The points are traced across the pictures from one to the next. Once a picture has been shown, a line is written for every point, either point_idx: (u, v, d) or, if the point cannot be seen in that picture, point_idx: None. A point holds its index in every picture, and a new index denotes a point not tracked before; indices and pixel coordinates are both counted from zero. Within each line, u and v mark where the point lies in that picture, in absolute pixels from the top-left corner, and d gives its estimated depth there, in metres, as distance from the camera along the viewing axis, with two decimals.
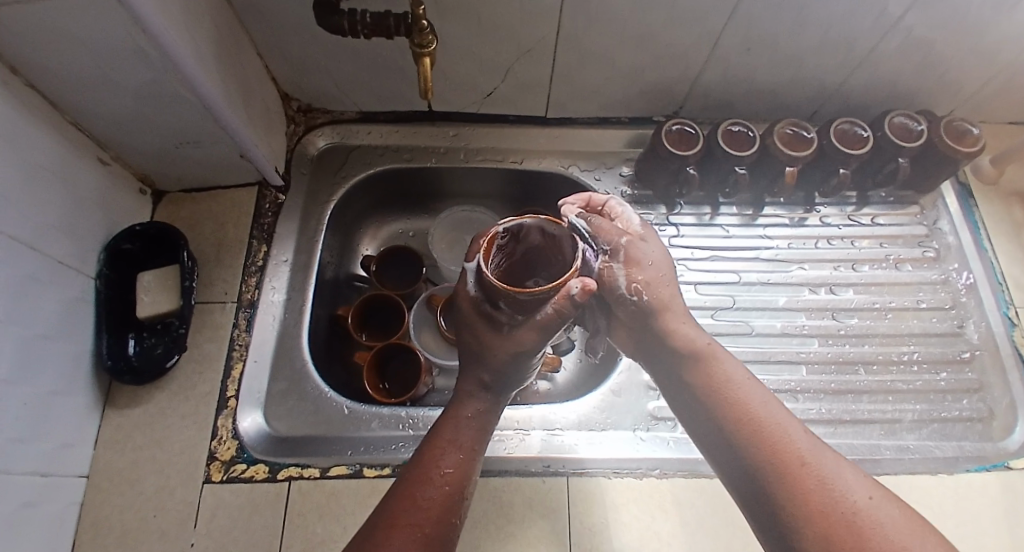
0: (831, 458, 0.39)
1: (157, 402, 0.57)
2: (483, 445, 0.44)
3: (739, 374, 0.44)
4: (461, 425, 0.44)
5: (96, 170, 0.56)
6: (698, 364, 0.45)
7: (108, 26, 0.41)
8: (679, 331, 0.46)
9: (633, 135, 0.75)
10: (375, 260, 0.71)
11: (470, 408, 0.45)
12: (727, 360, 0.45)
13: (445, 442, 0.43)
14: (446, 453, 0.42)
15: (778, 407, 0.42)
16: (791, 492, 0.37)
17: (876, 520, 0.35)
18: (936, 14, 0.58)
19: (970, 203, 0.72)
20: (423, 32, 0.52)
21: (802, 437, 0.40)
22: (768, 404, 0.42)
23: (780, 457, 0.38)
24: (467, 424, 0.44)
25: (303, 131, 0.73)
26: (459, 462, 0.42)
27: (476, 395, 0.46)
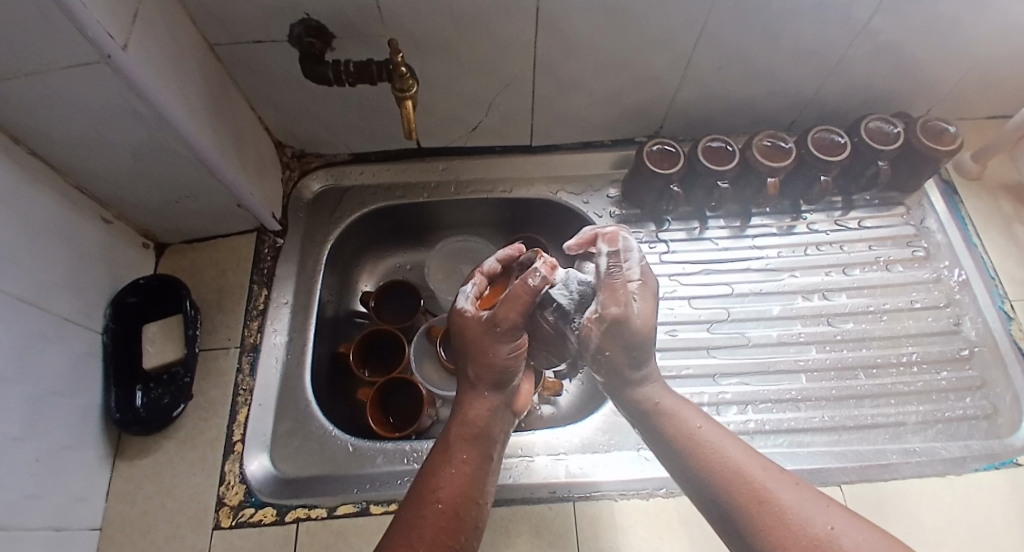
0: (792, 485, 0.40)
1: (166, 450, 0.58)
2: (479, 457, 0.45)
3: (698, 420, 0.46)
4: (454, 442, 0.45)
5: (99, 227, 0.59)
6: (657, 419, 0.47)
7: (105, 93, 0.44)
8: (639, 392, 0.49)
9: (617, 156, 0.77)
10: (374, 295, 0.73)
11: (462, 425, 0.46)
12: (684, 408, 0.47)
13: (436, 464, 0.44)
14: (444, 473, 0.43)
15: (737, 444, 0.43)
16: (752, 530, 0.38)
17: (831, 544, 0.35)
18: (900, 21, 0.60)
19: (956, 201, 0.73)
20: (403, 77, 0.54)
21: (758, 470, 0.41)
22: (724, 444, 0.43)
23: (736, 498, 0.40)
24: (460, 439, 0.45)
25: (298, 176, 0.75)
26: (455, 479, 0.42)
27: (467, 411, 0.47)
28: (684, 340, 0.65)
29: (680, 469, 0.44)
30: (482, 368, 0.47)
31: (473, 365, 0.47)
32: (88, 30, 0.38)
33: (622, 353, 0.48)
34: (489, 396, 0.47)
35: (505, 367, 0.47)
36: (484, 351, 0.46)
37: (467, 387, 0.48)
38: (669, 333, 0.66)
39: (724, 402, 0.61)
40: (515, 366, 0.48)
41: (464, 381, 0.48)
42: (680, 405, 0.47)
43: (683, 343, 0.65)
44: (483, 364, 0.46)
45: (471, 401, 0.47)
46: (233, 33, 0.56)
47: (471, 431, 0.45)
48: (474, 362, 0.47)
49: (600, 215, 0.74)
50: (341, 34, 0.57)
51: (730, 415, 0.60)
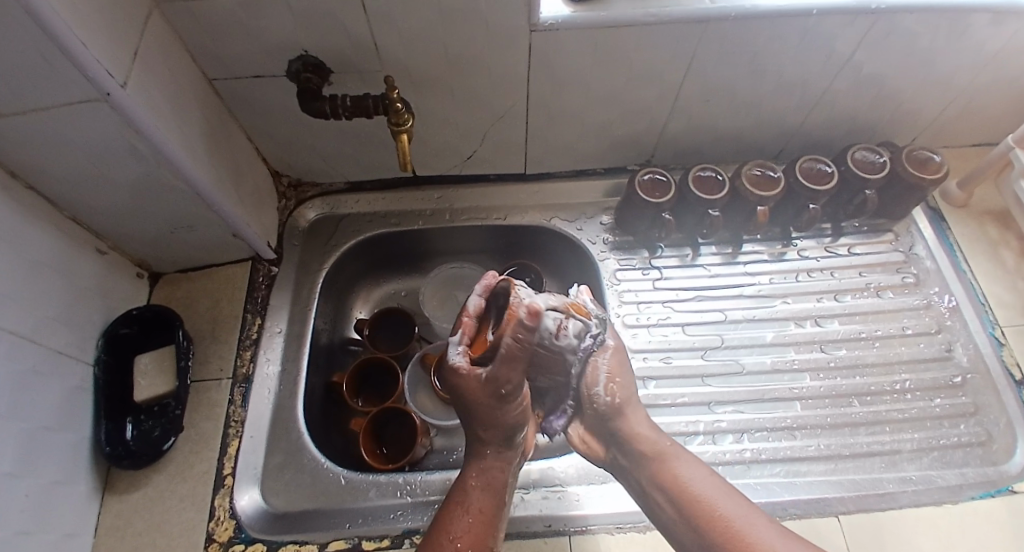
0: (795, 544, 0.40)
1: (155, 484, 0.57)
2: (493, 507, 0.45)
3: (694, 470, 0.46)
4: (469, 494, 0.45)
5: (93, 259, 0.59)
6: (654, 469, 0.47)
7: (106, 130, 0.45)
8: (642, 441, 0.48)
9: (610, 185, 0.78)
10: (367, 323, 0.72)
11: (477, 476, 0.46)
12: (679, 458, 0.47)
13: (451, 513, 0.44)
14: (458, 523, 0.43)
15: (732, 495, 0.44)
16: None
17: None
18: (882, 56, 0.62)
19: (943, 227, 0.74)
20: (399, 112, 0.56)
21: (762, 527, 0.41)
22: (720, 496, 0.44)
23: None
24: (475, 490, 0.45)
25: (293, 205, 0.76)
26: (472, 532, 0.43)
27: (482, 462, 0.47)
28: (678, 367, 0.65)
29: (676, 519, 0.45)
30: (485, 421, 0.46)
31: (479, 419, 0.46)
32: (88, 69, 0.39)
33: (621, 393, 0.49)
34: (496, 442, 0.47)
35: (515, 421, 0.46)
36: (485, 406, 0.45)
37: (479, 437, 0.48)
38: (663, 361, 0.66)
39: (720, 430, 0.61)
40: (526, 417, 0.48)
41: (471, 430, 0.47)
42: (672, 452, 0.48)
43: (678, 371, 0.65)
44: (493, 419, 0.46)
45: (485, 452, 0.47)
46: (232, 69, 0.57)
47: (486, 483, 0.46)
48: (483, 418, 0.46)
49: (593, 242, 0.75)
50: (338, 69, 0.58)
51: (726, 444, 0.60)
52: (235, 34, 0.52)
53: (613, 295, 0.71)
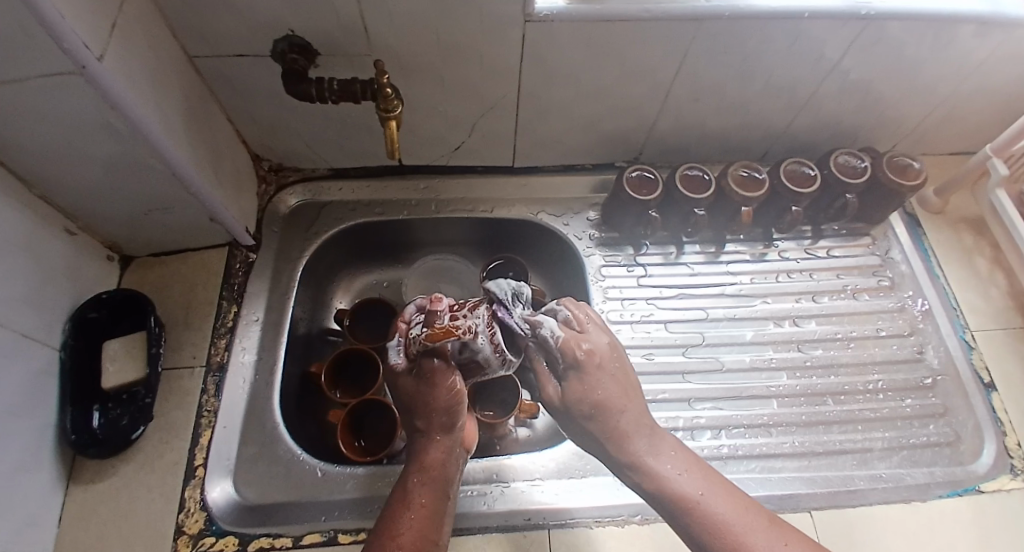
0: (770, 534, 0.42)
1: (123, 474, 0.55)
2: (437, 497, 0.45)
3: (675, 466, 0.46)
4: (413, 487, 0.45)
5: (61, 239, 0.56)
6: (640, 471, 0.46)
7: (80, 104, 0.43)
8: (629, 432, 0.46)
9: (597, 180, 0.78)
10: (349, 314, 0.70)
11: (420, 471, 0.46)
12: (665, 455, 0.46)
13: (394, 512, 0.44)
14: (404, 520, 0.43)
15: (725, 494, 0.44)
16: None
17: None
18: (869, 62, 0.63)
19: (919, 232, 0.76)
20: (388, 97, 0.54)
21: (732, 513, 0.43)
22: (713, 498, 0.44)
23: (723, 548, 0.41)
24: (420, 484, 0.45)
25: (274, 190, 0.74)
26: (412, 526, 0.43)
27: (423, 457, 0.47)
28: (660, 364, 0.66)
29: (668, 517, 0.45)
30: (429, 413, 0.47)
31: (423, 414, 0.47)
32: (64, 41, 0.37)
33: (600, 393, 0.46)
34: (444, 435, 0.48)
35: (446, 407, 0.47)
36: (426, 399, 0.47)
37: (419, 435, 0.49)
38: (645, 357, 0.66)
39: (698, 426, 0.61)
40: (462, 409, 0.48)
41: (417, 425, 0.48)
42: (661, 465, 0.45)
43: (659, 367, 0.65)
44: (428, 409, 0.47)
45: (425, 447, 0.48)
46: (214, 46, 0.55)
47: (431, 477, 0.46)
48: (416, 410, 0.48)
49: (579, 237, 0.74)
50: (325, 52, 0.57)
51: (704, 440, 0.60)
52: (218, 10, 0.50)
53: (597, 290, 0.71)
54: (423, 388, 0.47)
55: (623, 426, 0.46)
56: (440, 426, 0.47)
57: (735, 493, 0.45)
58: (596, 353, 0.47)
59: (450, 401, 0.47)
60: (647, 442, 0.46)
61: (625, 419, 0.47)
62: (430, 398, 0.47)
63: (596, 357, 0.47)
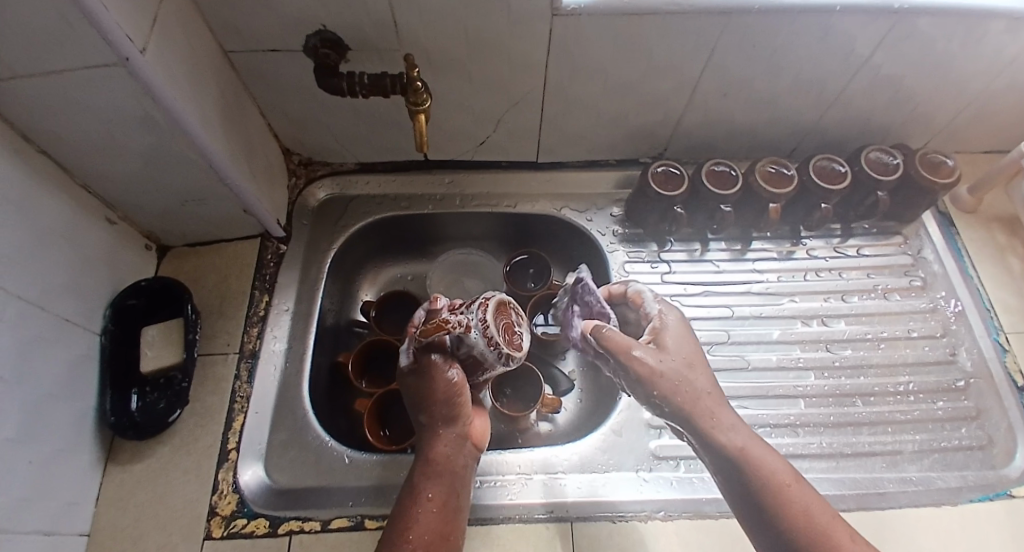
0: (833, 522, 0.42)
1: (159, 456, 0.57)
2: (445, 491, 0.46)
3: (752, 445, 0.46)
4: (422, 481, 0.46)
5: (102, 228, 0.58)
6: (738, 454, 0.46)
7: (122, 95, 0.44)
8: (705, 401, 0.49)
9: (622, 176, 0.78)
10: (375, 306, 0.72)
11: (426, 465, 0.47)
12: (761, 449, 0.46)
13: (404, 506, 0.45)
14: (418, 516, 0.44)
15: (810, 489, 0.44)
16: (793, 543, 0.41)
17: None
18: (903, 57, 0.62)
19: (953, 232, 0.75)
20: (418, 91, 0.55)
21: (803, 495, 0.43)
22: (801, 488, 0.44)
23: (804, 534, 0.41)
24: (426, 478, 0.46)
25: (303, 184, 0.75)
26: (424, 519, 0.44)
27: (428, 451, 0.48)
28: None
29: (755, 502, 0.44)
30: (431, 407, 0.49)
31: (426, 409, 0.49)
32: (108, 33, 0.38)
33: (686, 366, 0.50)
34: (447, 429, 0.49)
35: (446, 401, 0.48)
36: (427, 393, 0.48)
37: (424, 431, 0.50)
38: None
39: None
40: (463, 402, 0.49)
41: (422, 422, 0.50)
42: (755, 449, 0.46)
43: None
44: (430, 403, 0.48)
45: (430, 442, 0.49)
46: (250, 42, 0.56)
47: (437, 470, 0.47)
48: (417, 404, 0.49)
49: (603, 234, 0.75)
50: (356, 46, 0.58)
51: None
52: (255, 6, 0.52)
53: None
54: (423, 382, 0.49)
55: (713, 407, 0.48)
56: (443, 419, 0.49)
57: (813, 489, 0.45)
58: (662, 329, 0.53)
59: (450, 395, 0.48)
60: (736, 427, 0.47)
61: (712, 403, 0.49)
62: (430, 391, 0.48)
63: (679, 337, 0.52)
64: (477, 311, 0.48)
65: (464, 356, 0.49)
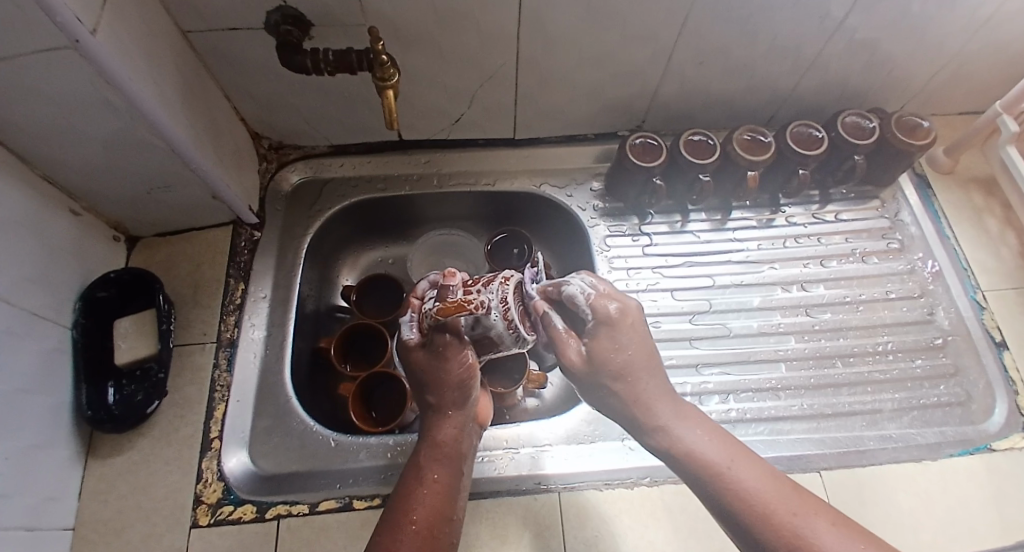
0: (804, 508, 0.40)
1: (140, 448, 0.56)
2: (450, 474, 0.45)
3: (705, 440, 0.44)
4: (426, 464, 0.46)
5: (67, 220, 0.56)
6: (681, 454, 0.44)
7: (74, 79, 0.42)
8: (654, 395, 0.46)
9: (600, 150, 0.77)
10: (355, 290, 0.71)
11: (433, 448, 0.46)
12: (694, 435, 0.45)
13: (409, 489, 0.44)
14: (420, 499, 0.43)
15: (755, 469, 0.42)
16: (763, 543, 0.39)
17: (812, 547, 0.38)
18: (877, 18, 0.61)
19: (929, 194, 0.75)
20: (384, 66, 0.53)
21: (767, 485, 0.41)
22: (751, 477, 0.42)
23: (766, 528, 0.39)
24: (432, 461, 0.46)
25: (275, 168, 0.74)
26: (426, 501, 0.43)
27: (436, 433, 0.47)
28: (667, 331, 0.66)
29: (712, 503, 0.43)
30: (441, 389, 0.47)
31: (434, 392, 0.47)
32: (56, 13, 0.36)
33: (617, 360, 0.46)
34: (455, 412, 0.48)
35: (458, 384, 0.47)
36: (438, 375, 0.46)
37: (430, 413, 0.49)
38: (652, 325, 0.66)
39: (706, 392, 0.62)
40: (474, 385, 0.48)
41: (430, 404, 0.48)
42: (685, 432, 0.45)
43: (667, 335, 0.65)
44: (440, 386, 0.47)
45: (437, 424, 0.48)
46: (209, 21, 0.54)
47: (443, 453, 0.46)
48: (427, 386, 0.48)
49: (583, 209, 0.74)
50: (320, 22, 0.56)
51: (712, 405, 0.61)
52: None
53: (602, 261, 0.71)
54: (436, 364, 0.46)
55: (645, 397, 0.46)
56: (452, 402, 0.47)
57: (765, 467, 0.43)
58: (624, 312, 0.47)
59: (462, 377, 0.47)
60: (670, 413, 0.46)
61: (651, 398, 0.46)
62: (443, 374, 0.46)
63: (626, 317, 0.46)
64: (497, 290, 0.43)
65: (479, 336, 0.46)
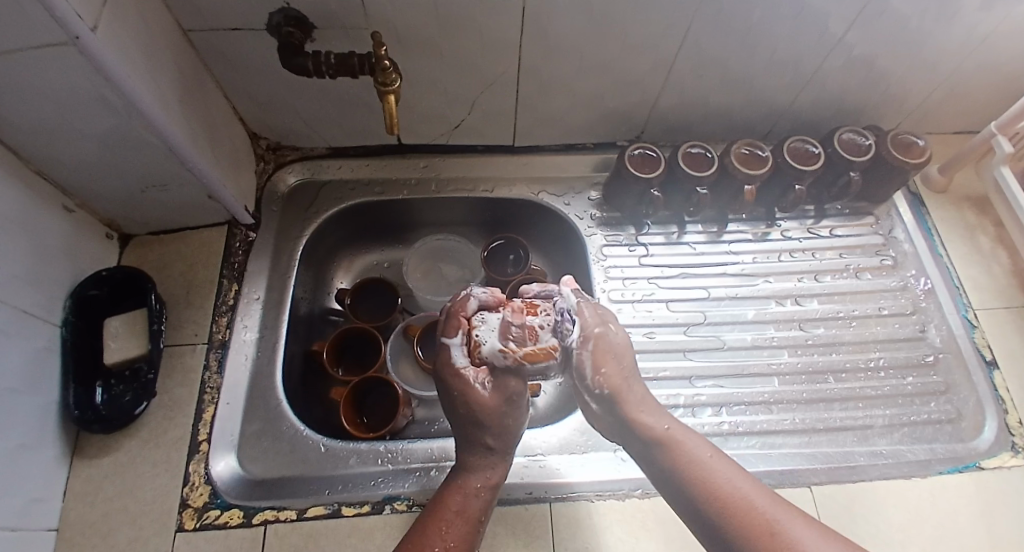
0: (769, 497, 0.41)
1: (127, 450, 0.55)
2: (482, 511, 0.44)
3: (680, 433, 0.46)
4: (462, 495, 0.44)
5: (60, 216, 0.56)
6: (664, 451, 0.45)
7: (75, 77, 0.42)
8: (644, 417, 0.46)
9: (598, 159, 0.77)
10: (349, 293, 0.71)
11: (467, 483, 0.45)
12: (691, 438, 0.45)
13: (442, 515, 0.43)
14: (451, 528, 0.42)
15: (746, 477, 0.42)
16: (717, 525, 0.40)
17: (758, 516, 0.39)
18: (874, 36, 0.62)
19: (922, 211, 0.76)
20: (386, 71, 0.53)
21: (726, 468, 0.42)
22: (732, 476, 0.42)
23: (750, 535, 0.38)
24: (468, 495, 0.44)
25: (272, 169, 0.73)
26: (459, 535, 0.42)
27: (475, 465, 0.46)
28: (661, 342, 0.66)
29: (693, 510, 0.42)
30: (489, 424, 0.45)
31: (480, 425, 0.45)
32: (57, 9, 0.36)
33: (614, 371, 0.48)
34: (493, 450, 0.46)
35: (507, 427, 0.46)
36: (491, 411, 0.45)
37: (467, 447, 0.46)
38: (646, 336, 0.66)
39: (699, 404, 0.62)
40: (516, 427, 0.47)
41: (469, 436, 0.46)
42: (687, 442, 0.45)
43: (661, 346, 0.66)
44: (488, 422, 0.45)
45: (478, 458, 0.46)
46: (211, 21, 0.54)
47: (476, 490, 0.45)
48: (473, 420, 0.45)
49: (580, 218, 0.74)
50: (323, 25, 0.56)
51: (705, 417, 0.61)
52: None
53: (599, 270, 0.71)
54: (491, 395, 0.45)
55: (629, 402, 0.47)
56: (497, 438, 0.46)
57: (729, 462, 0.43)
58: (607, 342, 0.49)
59: (509, 417, 0.46)
60: (659, 417, 0.47)
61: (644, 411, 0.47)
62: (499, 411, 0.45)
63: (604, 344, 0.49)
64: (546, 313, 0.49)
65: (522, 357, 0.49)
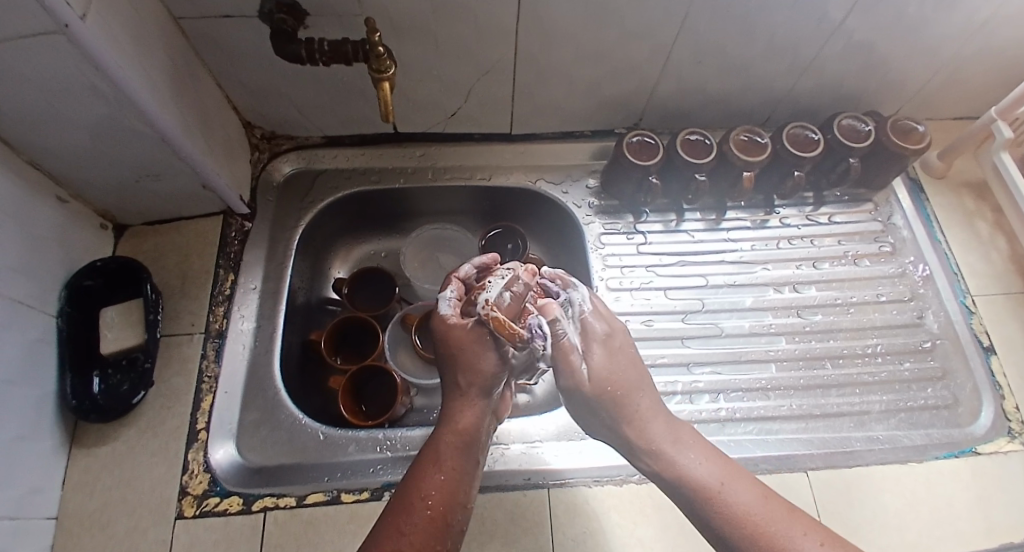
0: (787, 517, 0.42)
1: (125, 439, 0.55)
2: (466, 465, 0.44)
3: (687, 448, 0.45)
4: (443, 446, 0.44)
5: (54, 206, 0.55)
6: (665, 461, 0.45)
7: (63, 65, 0.41)
8: (649, 429, 0.46)
9: (596, 147, 0.77)
10: (347, 282, 0.70)
11: (451, 431, 0.45)
12: (688, 447, 0.46)
13: (424, 470, 0.43)
14: (430, 476, 0.42)
15: (747, 485, 0.43)
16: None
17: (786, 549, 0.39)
18: (874, 20, 0.61)
19: (921, 198, 0.76)
20: (380, 57, 0.53)
21: (741, 492, 0.43)
22: (741, 495, 0.42)
23: None
24: (448, 445, 0.44)
25: (268, 158, 0.73)
26: (442, 484, 0.42)
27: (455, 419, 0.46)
28: (659, 330, 0.66)
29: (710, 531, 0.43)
30: (477, 377, 0.47)
31: (465, 375, 0.47)
32: None
33: (620, 377, 0.47)
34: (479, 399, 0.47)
35: (494, 377, 0.47)
36: (479, 362, 0.47)
37: (453, 393, 0.47)
38: (644, 323, 0.66)
39: (697, 391, 0.62)
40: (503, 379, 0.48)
41: (454, 386, 0.47)
42: (683, 457, 0.45)
43: (659, 333, 0.66)
44: (474, 373, 0.46)
45: (460, 408, 0.46)
46: (201, 8, 0.53)
47: (461, 440, 0.45)
48: (461, 365, 0.47)
49: (578, 206, 0.74)
50: (315, 11, 0.55)
51: (703, 404, 0.61)
52: None
53: (597, 258, 0.70)
54: (481, 355, 0.47)
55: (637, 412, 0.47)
56: (480, 386, 0.47)
57: (735, 477, 0.44)
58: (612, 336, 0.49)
59: (497, 374, 0.47)
60: (662, 430, 0.47)
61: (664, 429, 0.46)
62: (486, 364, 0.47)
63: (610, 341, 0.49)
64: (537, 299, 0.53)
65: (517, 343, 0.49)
